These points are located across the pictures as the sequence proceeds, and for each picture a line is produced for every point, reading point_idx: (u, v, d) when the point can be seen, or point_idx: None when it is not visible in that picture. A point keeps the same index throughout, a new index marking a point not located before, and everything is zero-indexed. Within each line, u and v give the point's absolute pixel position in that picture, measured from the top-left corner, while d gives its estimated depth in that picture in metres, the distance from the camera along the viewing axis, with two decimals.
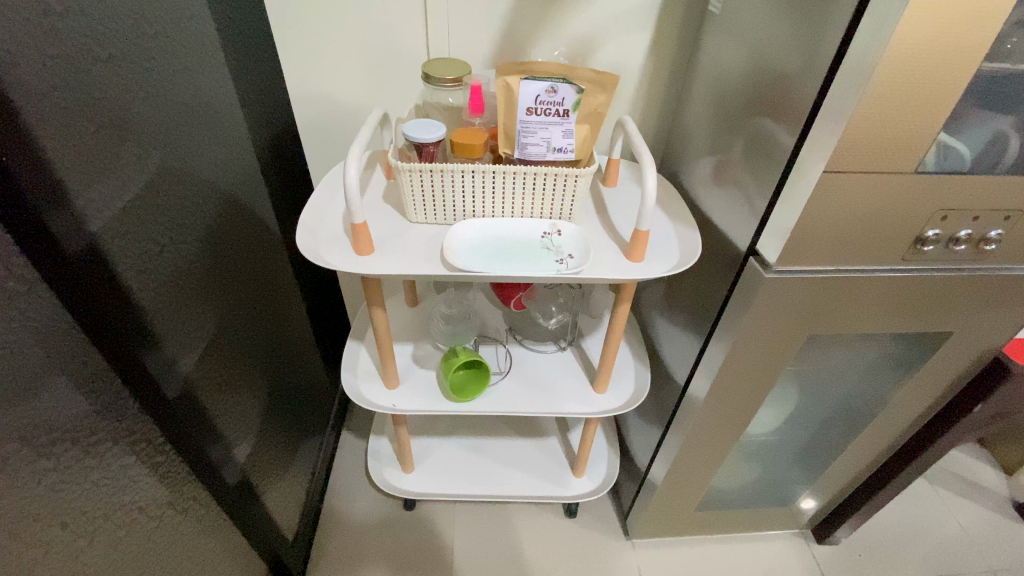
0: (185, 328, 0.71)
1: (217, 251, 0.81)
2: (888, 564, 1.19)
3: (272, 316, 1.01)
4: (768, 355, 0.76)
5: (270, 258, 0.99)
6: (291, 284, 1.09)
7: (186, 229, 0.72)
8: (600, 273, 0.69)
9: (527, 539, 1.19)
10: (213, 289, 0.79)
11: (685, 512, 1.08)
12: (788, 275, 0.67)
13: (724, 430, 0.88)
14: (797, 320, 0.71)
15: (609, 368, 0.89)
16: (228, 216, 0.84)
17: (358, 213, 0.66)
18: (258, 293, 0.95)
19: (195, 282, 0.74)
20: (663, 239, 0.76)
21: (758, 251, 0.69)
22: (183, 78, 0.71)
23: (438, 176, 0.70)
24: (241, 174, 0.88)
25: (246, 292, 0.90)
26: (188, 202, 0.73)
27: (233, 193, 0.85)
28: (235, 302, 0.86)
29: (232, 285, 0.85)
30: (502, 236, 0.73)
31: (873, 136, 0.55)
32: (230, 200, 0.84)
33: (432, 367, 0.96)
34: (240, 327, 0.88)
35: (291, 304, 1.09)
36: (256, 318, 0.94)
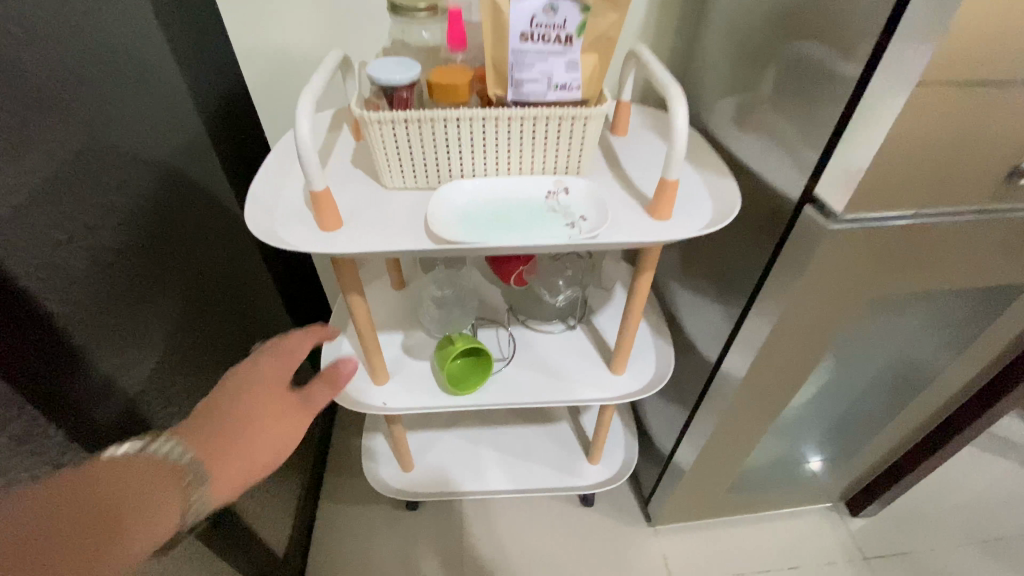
0: (130, 339, 0.60)
1: (174, 245, 0.69)
2: (927, 532, 1.11)
3: (238, 309, 0.87)
4: (821, 323, 0.65)
5: (237, 249, 0.87)
6: (265, 275, 0.97)
7: (128, 217, 0.60)
8: (621, 235, 0.55)
9: (542, 534, 1.09)
10: (170, 288, 0.68)
11: (715, 496, 0.99)
12: (853, 227, 0.55)
13: (763, 409, 0.77)
14: (856, 280, 0.60)
15: (626, 346, 0.79)
16: (181, 202, 0.71)
17: (317, 178, 0.53)
18: (228, 289, 0.84)
19: (133, 276, 0.61)
20: (693, 190, 0.63)
21: (816, 197, 0.56)
22: (89, 25, 0.56)
23: (415, 128, 0.56)
24: (193, 149, 0.74)
25: (213, 289, 0.79)
26: (128, 183, 0.61)
27: (185, 173, 0.72)
28: (200, 302, 0.75)
29: (195, 281, 0.74)
30: (497, 199, 0.60)
31: (976, 36, 0.42)
32: (182, 182, 0.72)
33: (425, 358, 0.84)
34: (207, 329, 0.77)
35: (266, 299, 0.97)
36: (222, 315, 0.82)
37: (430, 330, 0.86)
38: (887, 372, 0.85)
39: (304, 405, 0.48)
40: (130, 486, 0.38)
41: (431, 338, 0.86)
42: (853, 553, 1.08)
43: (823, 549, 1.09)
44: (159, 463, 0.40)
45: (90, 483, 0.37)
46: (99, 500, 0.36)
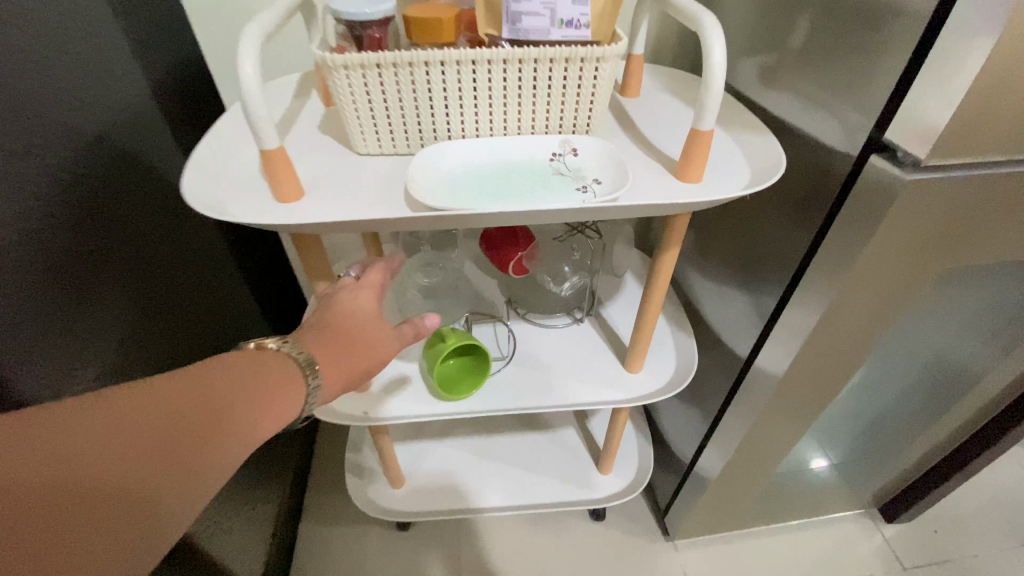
0: (55, 351, 0.48)
1: (111, 237, 0.56)
2: (969, 536, 1.02)
3: (210, 312, 0.75)
4: (877, 304, 0.55)
5: (204, 246, 0.73)
6: (241, 276, 0.83)
7: (39, 201, 0.47)
8: (645, 198, 0.45)
9: (550, 553, 0.98)
10: (107, 290, 0.55)
11: (742, 506, 0.89)
12: (934, 178, 0.44)
13: (803, 406, 0.67)
14: (924, 251, 0.50)
15: (645, 340, 0.69)
16: (120, 185, 0.58)
17: (268, 135, 0.43)
18: (193, 291, 0.71)
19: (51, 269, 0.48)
20: (725, 150, 0.53)
21: (887, 142, 0.45)
22: None
23: (392, 75, 0.46)
24: (134, 121, 0.61)
25: (170, 292, 0.66)
26: (37, 157, 0.48)
27: (126, 150, 0.60)
28: (152, 307, 0.62)
29: (144, 283, 0.61)
30: (492, 163, 0.50)
31: None
32: (122, 161, 0.59)
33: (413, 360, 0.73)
34: (163, 340, 0.64)
35: (245, 303, 0.84)
36: (188, 320, 0.69)
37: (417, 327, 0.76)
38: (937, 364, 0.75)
39: (401, 335, 0.50)
40: (244, 379, 0.39)
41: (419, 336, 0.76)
42: (893, 565, 0.98)
43: (860, 560, 0.99)
44: (283, 357, 0.42)
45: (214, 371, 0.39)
46: (218, 389, 0.38)
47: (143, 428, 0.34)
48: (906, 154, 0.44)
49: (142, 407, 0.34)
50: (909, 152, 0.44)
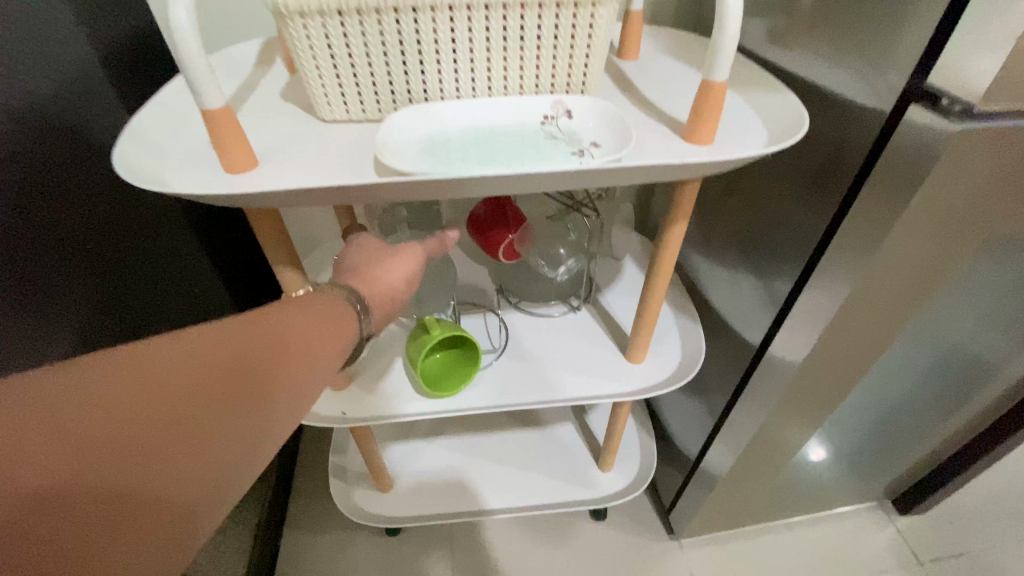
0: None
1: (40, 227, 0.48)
2: (985, 527, 0.98)
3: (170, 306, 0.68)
4: (908, 282, 0.50)
5: (158, 232, 0.65)
6: (205, 261, 0.76)
7: None
8: (651, 160, 0.40)
9: (550, 556, 0.93)
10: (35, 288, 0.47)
11: (751, 503, 0.84)
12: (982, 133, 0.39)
13: (821, 396, 0.62)
14: (962, 220, 0.45)
15: (648, 329, 0.63)
16: (53, 162, 0.50)
17: (210, 92, 0.37)
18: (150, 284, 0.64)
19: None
20: (737, 111, 0.47)
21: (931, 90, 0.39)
22: None
23: (355, 23, 0.40)
24: (68, 89, 0.52)
25: (121, 287, 0.59)
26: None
27: (58, 123, 0.51)
28: (93, 308, 0.55)
29: (80, 284, 0.53)
30: (475, 127, 0.44)
31: None
32: (54, 135, 0.50)
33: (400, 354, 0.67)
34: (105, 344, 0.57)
35: (211, 290, 0.77)
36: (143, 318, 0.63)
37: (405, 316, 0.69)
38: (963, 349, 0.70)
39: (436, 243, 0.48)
40: (314, 316, 0.39)
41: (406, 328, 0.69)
42: (908, 559, 0.94)
43: (874, 556, 0.94)
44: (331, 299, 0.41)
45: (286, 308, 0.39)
46: (293, 328, 0.38)
47: (229, 363, 0.34)
48: (952, 101, 0.38)
49: (223, 343, 0.34)
50: (954, 99, 0.38)
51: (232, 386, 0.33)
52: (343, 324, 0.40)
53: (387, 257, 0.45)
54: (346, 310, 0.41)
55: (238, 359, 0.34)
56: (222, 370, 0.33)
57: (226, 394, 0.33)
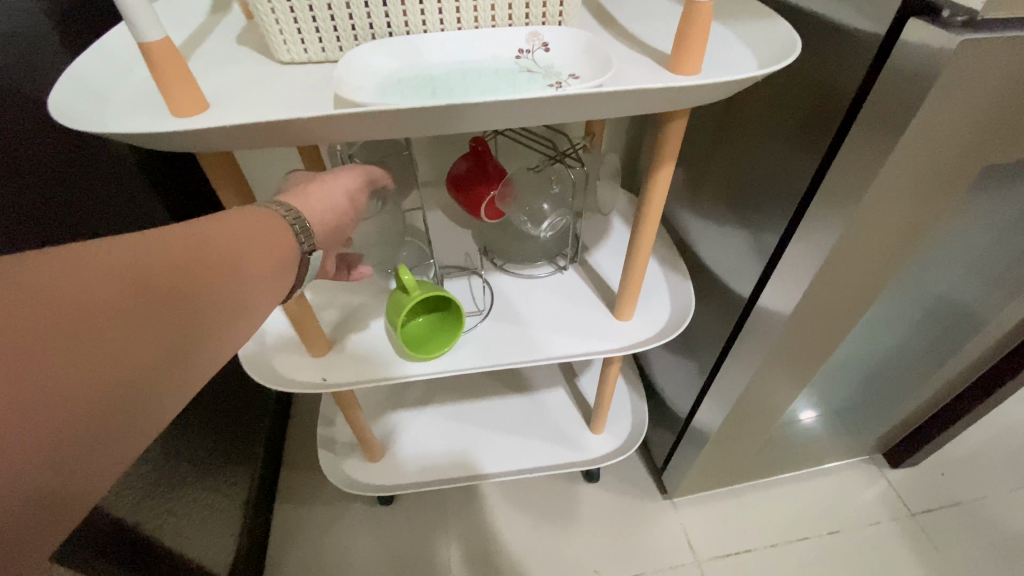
0: None
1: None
2: (975, 479, 0.99)
3: None
4: (903, 222, 0.48)
5: (116, 193, 0.61)
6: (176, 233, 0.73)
7: None
8: (632, 89, 0.37)
9: (543, 519, 0.93)
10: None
11: (744, 459, 0.84)
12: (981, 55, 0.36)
13: (813, 347, 0.61)
14: (961, 152, 0.43)
15: (638, 283, 0.61)
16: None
17: (147, 23, 0.34)
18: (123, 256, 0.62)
19: None
20: (723, 43, 0.44)
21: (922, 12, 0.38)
22: None
23: None
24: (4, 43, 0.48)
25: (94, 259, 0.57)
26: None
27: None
28: None
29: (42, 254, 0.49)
30: (445, 63, 0.41)
31: None
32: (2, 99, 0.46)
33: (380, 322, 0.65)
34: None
35: None
36: None
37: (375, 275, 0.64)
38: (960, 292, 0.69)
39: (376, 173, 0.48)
40: (250, 237, 0.38)
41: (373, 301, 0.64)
42: (898, 511, 0.95)
43: (866, 508, 0.95)
44: (277, 224, 0.39)
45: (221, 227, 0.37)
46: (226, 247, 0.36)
47: (157, 280, 0.32)
48: (952, 13, 0.36)
49: (131, 257, 0.32)
50: (956, 10, 0.36)
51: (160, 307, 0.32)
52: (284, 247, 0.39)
53: (322, 178, 0.44)
54: (284, 229, 0.39)
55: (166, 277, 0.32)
56: (128, 286, 0.31)
57: (154, 315, 0.32)
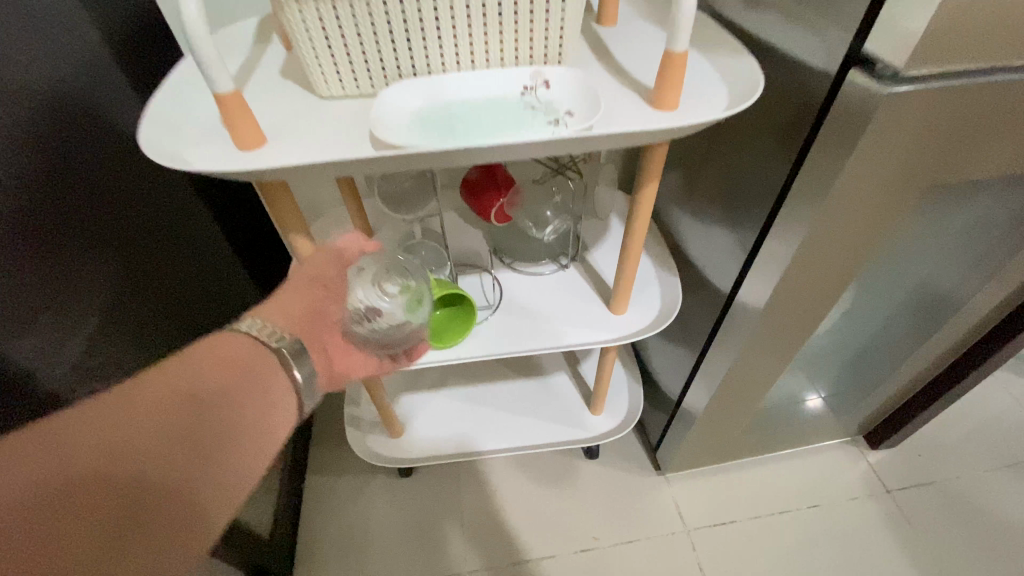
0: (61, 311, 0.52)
1: (53, 226, 0.50)
2: (951, 460, 1.06)
3: (200, 280, 0.77)
4: (858, 230, 0.55)
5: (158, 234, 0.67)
6: (223, 237, 0.82)
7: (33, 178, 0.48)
8: (617, 128, 0.44)
9: (547, 491, 1.02)
10: (48, 285, 0.50)
11: (730, 439, 0.92)
12: (915, 96, 0.43)
13: (786, 338, 0.68)
14: (905, 173, 0.50)
15: (630, 280, 0.68)
16: (75, 144, 0.54)
17: (220, 77, 0.41)
18: (185, 268, 0.73)
19: (57, 236, 0.51)
20: (702, 79, 0.50)
21: (859, 64, 0.45)
22: None
23: (345, 9, 0.43)
24: (83, 84, 0.56)
25: (164, 268, 0.68)
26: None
27: (77, 111, 0.55)
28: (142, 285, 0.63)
29: (99, 277, 0.56)
30: (461, 100, 0.49)
31: None
32: (96, 122, 0.57)
33: (410, 314, 0.58)
34: (111, 367, 0.59)
35: (231, 267, 0.85)
36: (182, 288, 0.72)
37: (363, 272, 0.57)
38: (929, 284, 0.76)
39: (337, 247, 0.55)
40: (243, 374, 0.44)
41: (379, 298, 0.57)
42: (876, 488, 1.03)
43: (846, 485, 1.03)
44: (251, 339, 0.46)
45: (224, 364, 0.44)
46: (224, 387, 0.42)
47: (168, 406, 0.39)
48: (886, 65, 0.43)
49: (147, 394, 0.40)
50: (889, 63, 0.42)
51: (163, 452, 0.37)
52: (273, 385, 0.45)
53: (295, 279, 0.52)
54: (254, 342, 0.46)
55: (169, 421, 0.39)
56: (146, 415, 0.38)
57: (160, 449, 0.37)
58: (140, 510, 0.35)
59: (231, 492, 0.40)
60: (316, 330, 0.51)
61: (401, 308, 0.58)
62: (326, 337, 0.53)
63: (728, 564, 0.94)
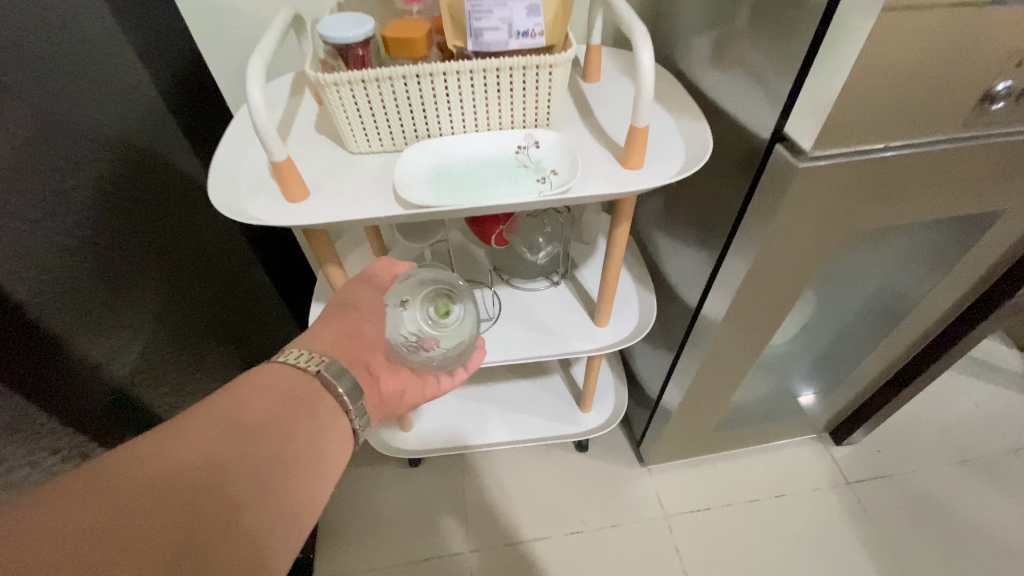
0: (115, 318, 0.64)
1: (108, 249, 0.63)
2: (906, 454, 1.18)
3: (226, 290, 0.88)
4: (796, 261, 0.66)
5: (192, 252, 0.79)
6: (250, 252, 0.94)
7: (94, 214, 0.61)
8: (592, 188, 0.55)
9: (541, 480, 1.14)
10: (105, 298, 0.62)
11: (704, 434, 1.04)
12: (824, 164, 0.55)
13: (744, 348, 0.80)
14: (829, 217, 0.61)
15: (611, 297, 0.79)
16: (127, 181, 0.67)
17: (276, 148, 0.52)
18: (214, 282, 0.85)
19: (110, 257, 0.63)
20: (664, 140, 0.61)
21: (786, 136, 0.56)
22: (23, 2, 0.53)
23: (375, 90, 0.54)
24: (135, 132, 0.69)
25: (195, 281, 0.80)
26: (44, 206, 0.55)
27: (129, 151, 0.67)
28: (176, 296, 0.75)
29: (142, 289, 0.68)
30: (467, 158, 0.60)
31: None
32: (143, 160, 0.70)
33: (451, 329, 0.64)
34: (150, 363, 0.71)
35: (256, 276, 0.97)
36: (211, 298, 0.84)
37: (405, 304, 0.65)
38: (876, 300, 0.87)
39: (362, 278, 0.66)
40: (302, 403, 0.53)
41: (421, 323, 0.64)
42: (838, 479, 1.14)
43: (810, 477, 1.14)
44: (305, 374, 0.56)
45: (296, 397, 0.53)
46: (296, 417, 0.52)
47: (238, 428, 0.49)
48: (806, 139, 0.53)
49: (224, 417, 0.49)
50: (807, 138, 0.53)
51: (247, 470, 0.46)
52: (332, 420, 0.54)
53: (333, 313, 0.63)
54: (306, 375, 0.56)
55: (254, 441, 0.48)
56: (221, 436, 0.48)
57: (230, 465, 0.46)
58: (210, 516, 0.43)
59: (282, 507, 0.47)
60: (357, 349, 0.61)
61: (441, 325, 0.64)
62: (369, 357, 0.62)
63: (703, 546, 1.06)
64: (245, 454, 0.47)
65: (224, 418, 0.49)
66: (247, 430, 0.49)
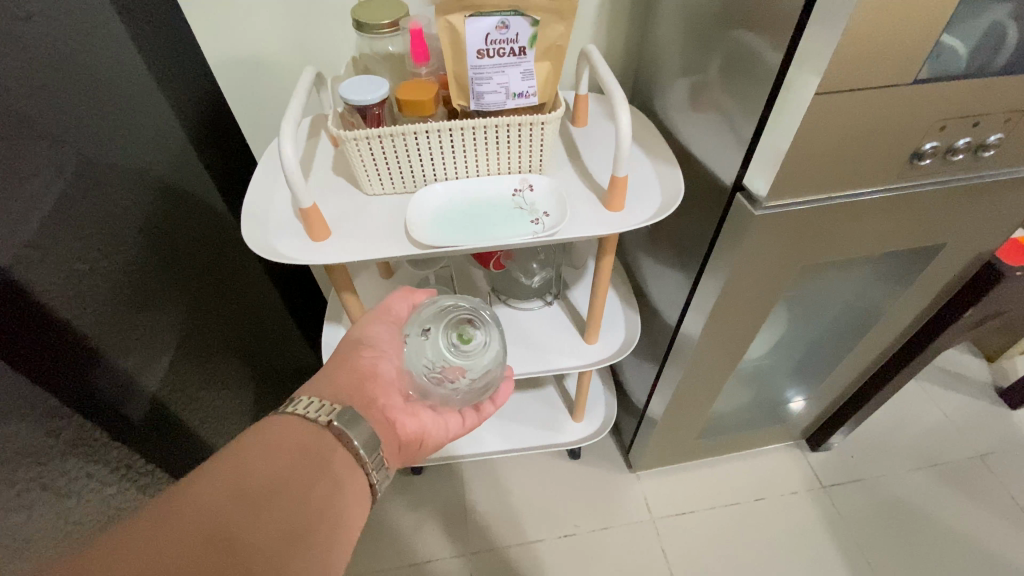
0: (146, 345, 0.70)
1: (143, 281, 0.70)
2: (877, 460, 1.26)
3: (242, 312, 0.95)
4: (760, 288, 0.75)
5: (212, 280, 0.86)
6: (265, 276, 1.01)
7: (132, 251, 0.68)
8: (579, 230, 0.63)
9: (536, 485, 1.22)
10: (141, 327, 0.69)
11: (687, 442, 1.11)
12: (777, 210, 0.63)
13: (719, 363, 0.88)
14: (786, 251, 0.69)
15: (598, 317, 0.87)
16: (162, 218, 0.74)
17: (304, 195, 0.60)
18: (229, 307, 0.91)
19: (143, 289, 0.70)
20: (642, 184, 0.69)
21: (746, 185, 0.65)
22: (81, 69, 0.60)
23: (390, 143, 0.62)
24: (169, 171, 0.76)
25: (213, 308, 0.86)
26: (97, 246, 0.62)
27: (164, 190, 0.75)
28: (197, 324, 0.82)
29: (169, 317, 0.75)
30: (469, 199, 0.67)
31: (861, 53, 0.49)
32: (174, 197, 0.77)
33: (472, 355, 0.69)
34: (174, 386, 0.77)
35: (270, 299, 1.03)
36: (228, 322, 0.90)
37: (426, 332, 0.69)
38: (840, 319, 0.95)
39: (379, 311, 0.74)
40: (316, 459, 0.55)
41: (444, 349, 0.68)
42: (814, 484, 1.22)
43: (787, 481, 1.22)
44: (316, 428, 0.57)
45: (315, 455, 0.55)
46: (314, 477, 0.54)
47: (254, 493, 0.50)
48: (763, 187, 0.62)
49: (238, 479, 0.50)
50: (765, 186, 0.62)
51: (265, 538, 0.48)
52: (348, 481, 0.56)
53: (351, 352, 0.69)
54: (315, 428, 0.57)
55: (274, 506, 0.50)
56: (237, 501, 0.49)
57: (247, 536, 0.47)
58: None
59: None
60: (374, 390, 0.67)
61: (463, 352, 0.68)
62: (387, 392, 0.68)
63: (686, 547, 1.13)
64: (265, 520, 0.49)
65: (245, 479, 0.51)
66: (265, 496, 0.50)
